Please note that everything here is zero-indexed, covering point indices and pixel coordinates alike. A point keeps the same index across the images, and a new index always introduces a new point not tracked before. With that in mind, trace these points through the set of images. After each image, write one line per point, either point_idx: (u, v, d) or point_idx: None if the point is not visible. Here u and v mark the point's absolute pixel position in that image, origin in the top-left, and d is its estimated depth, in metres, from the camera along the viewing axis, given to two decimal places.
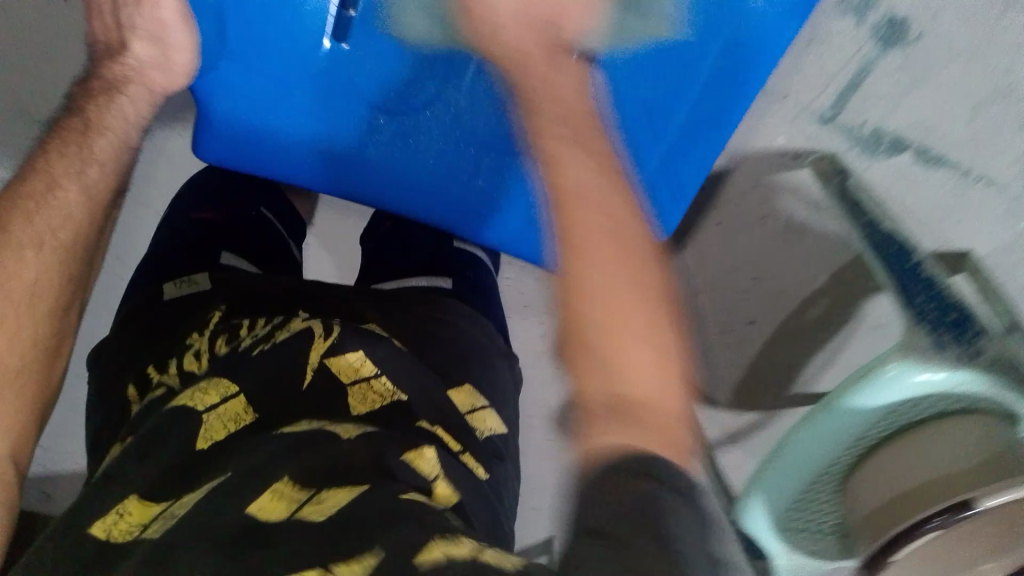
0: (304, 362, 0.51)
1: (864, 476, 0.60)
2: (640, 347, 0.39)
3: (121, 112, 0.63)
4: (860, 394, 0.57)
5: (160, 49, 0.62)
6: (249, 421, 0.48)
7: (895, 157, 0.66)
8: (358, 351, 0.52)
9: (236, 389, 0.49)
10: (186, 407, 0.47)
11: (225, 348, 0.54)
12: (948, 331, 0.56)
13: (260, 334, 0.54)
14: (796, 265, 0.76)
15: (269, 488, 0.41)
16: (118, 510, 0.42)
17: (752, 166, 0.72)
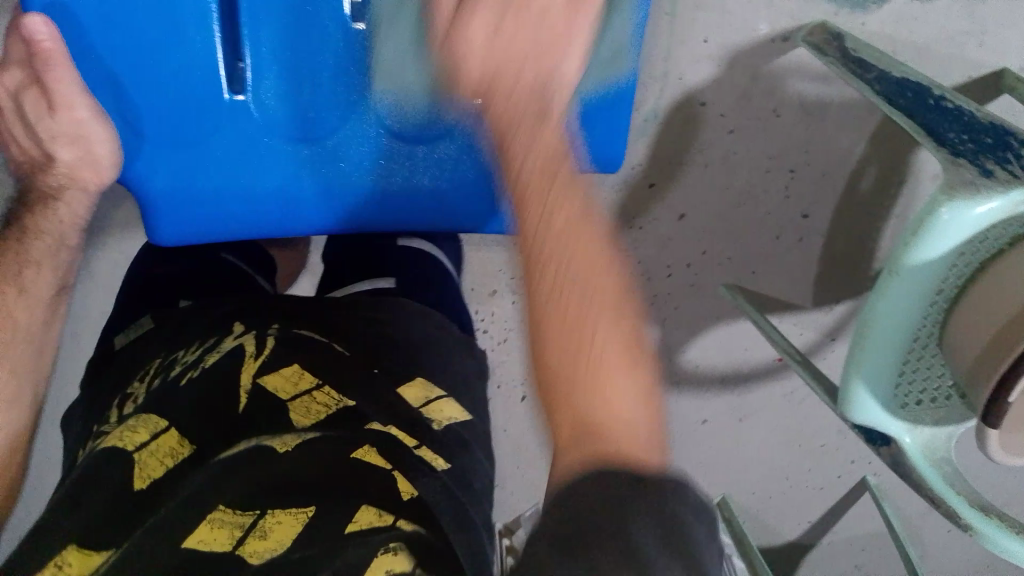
0: (237, 385, 0.50)
1: (956, 329, 0.59)
2: (618, 375, 0.40)
3: (58, 216, 0.60)
4: (922, 248, 0.54)
5: (83, 146, 0.56)
6: (187, 453, 0.46)
7: (888, 4, 0.67)
8: (293, 365, 0.52)
9: (166, 423, 0.48)
10: (115, 448, 0.45)
11: (157, 382, 0.52)
12: (990, 157, 0.54)
13: (190, 360, 0.53)
14: (832, 140, 0.74)
15: (206, 518, 0.42)
16: (56, 562, 0.41)
17: (747, 59, 0.69)
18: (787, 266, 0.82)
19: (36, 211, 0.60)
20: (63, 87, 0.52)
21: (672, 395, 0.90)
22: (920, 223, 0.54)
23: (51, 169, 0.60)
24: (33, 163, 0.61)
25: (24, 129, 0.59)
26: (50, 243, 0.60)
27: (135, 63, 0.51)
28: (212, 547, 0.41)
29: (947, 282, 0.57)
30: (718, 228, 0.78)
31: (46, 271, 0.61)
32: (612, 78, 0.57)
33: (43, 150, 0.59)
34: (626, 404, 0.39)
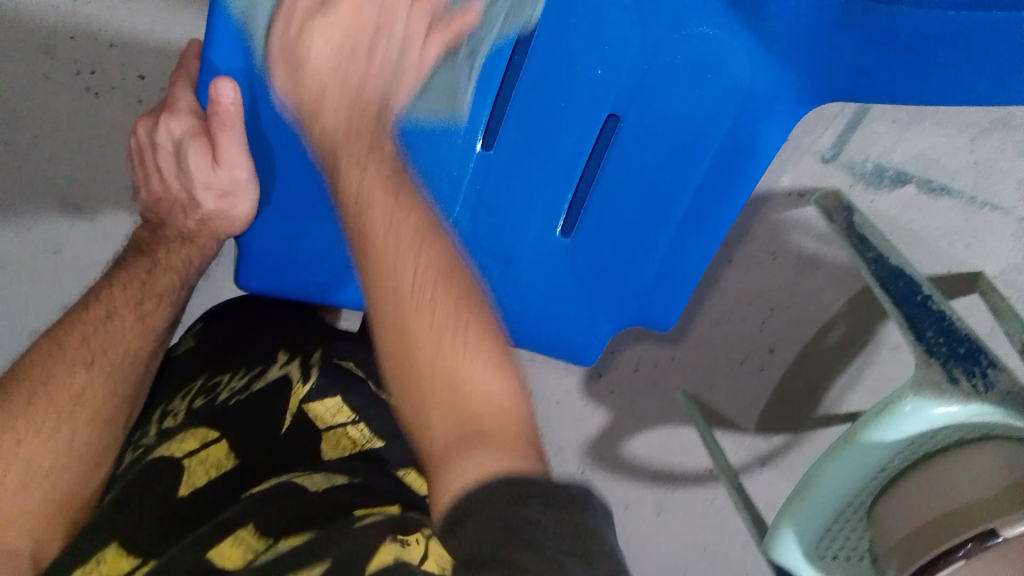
0: (285, 407, 0.65)
1: (888, 504, 0.64)
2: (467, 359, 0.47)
3: (189, 259, 0.63)
4: (881, 430, 0.59)
5: (227, 201, 0.59)
6: (230, 465, 0.60)
7: (898, 189, 0.73)
8: (335, 399, 0.66)
9: (216, 435, 0.61)
10: (167, 455, 0.58)
11: (204, 400, 0.64)
12: (959, 365, 0.59)
13: (238, 385, 0.65)
14: (816, 293, 0.79)
15: (233, 534, 0.52)
16: (97, 558, 0.51)
17: (760, 205, 0.74)
18: (746, 394, 0.86)
19: (171, 246, 0.63)
20: (229, 146, 0.55)
21: (606, 478, 0.94)
22: (885, 410, 0.59)
23: (192, 211, 0.63)
24: (172, 202, 0.64)
25: (177, 170, 0.62)
26: (174, 280, 0.63)
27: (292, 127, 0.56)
28: (225, 562, 0.50)
29: (891, 462, 0.62)
30: (694, 340, 0.82)
31: (165, 306, 0.62)
32: (694, 238, 0.62)
33: (188, 195, 0.62)
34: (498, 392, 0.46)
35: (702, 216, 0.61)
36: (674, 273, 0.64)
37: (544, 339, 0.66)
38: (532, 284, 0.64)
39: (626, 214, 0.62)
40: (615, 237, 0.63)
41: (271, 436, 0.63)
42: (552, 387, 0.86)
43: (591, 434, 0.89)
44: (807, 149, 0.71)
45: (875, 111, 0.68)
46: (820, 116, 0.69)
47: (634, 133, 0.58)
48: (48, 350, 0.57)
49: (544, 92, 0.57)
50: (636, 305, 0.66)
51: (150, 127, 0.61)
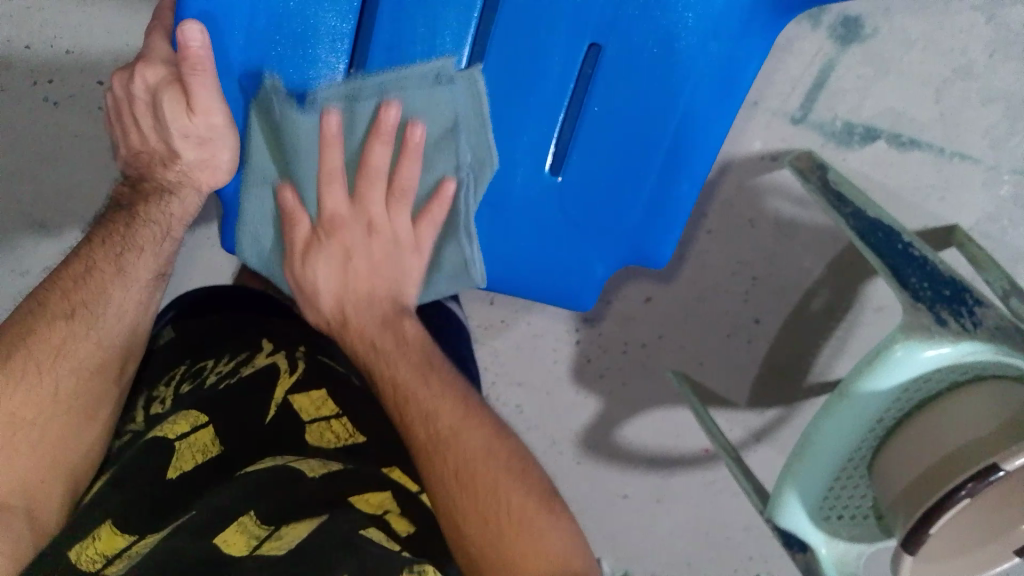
0: (274, 394, 0.65)
1: (888, 457, 0.63)
2: None
3: (172, 215, 0.62)
4: (873, 378, 0.59)
5: (207, 150, 0.58)
6: (216, 451, 0.59)
7: (869, 146, 0.73)
8: (320, 392, 0.66)
9: (205, 419, 0.60)
10: (159, 436, 0.57)
11: (190, 386, 0.64)
12: (945, 305, 0.59)
13: (223, 371, 0.65)
14: (796, 260, 0.79)
15: (236, 521, 0.51)
16: (93, 535, 0.50)
17: (737, 171, 0.75)
18: (735, 369, 0.86)
19: (150, 200, 0.61)
20: (204, 94, 0.55)
21: (601, 466, 0.92)
22: (876, 355, 0.58)
23: (171, 164, 0.60)
24: (151, 155, 0.61)
25: (153, 124, 0.59)
26: (156, 231, 0.61)
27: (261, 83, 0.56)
28: (230, 549, 0.49)
29: (889, 411, 0.62)
30: (680, 317, 0.82)
31: (150, 260, 0.61)
32: (685, 164, 0.58)
33: (167, 147, 0.60)
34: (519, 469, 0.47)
35: (690, 139, 0.57)
36: (668, 204, 0.59)
37: (539, 287, 0.63)
38: (516, 224, 0.61)
39: (615, 146, 0.57)
40: (605, 172, 0.58)
41: (258, 414, 0.63)
42: (542, 376, 0.86)
43: (584, 420, 0.88)
44: (777, 109, 0.72)
45: (840, 65, 0.69)
46: (790, 56, 0.69)
47: (614, 63, 0.55)
48: (29, 310, 0.58)
49: (525, 25, 0.55)
50: (632, 242, 0.61)
51: (126, 80, 0.58)
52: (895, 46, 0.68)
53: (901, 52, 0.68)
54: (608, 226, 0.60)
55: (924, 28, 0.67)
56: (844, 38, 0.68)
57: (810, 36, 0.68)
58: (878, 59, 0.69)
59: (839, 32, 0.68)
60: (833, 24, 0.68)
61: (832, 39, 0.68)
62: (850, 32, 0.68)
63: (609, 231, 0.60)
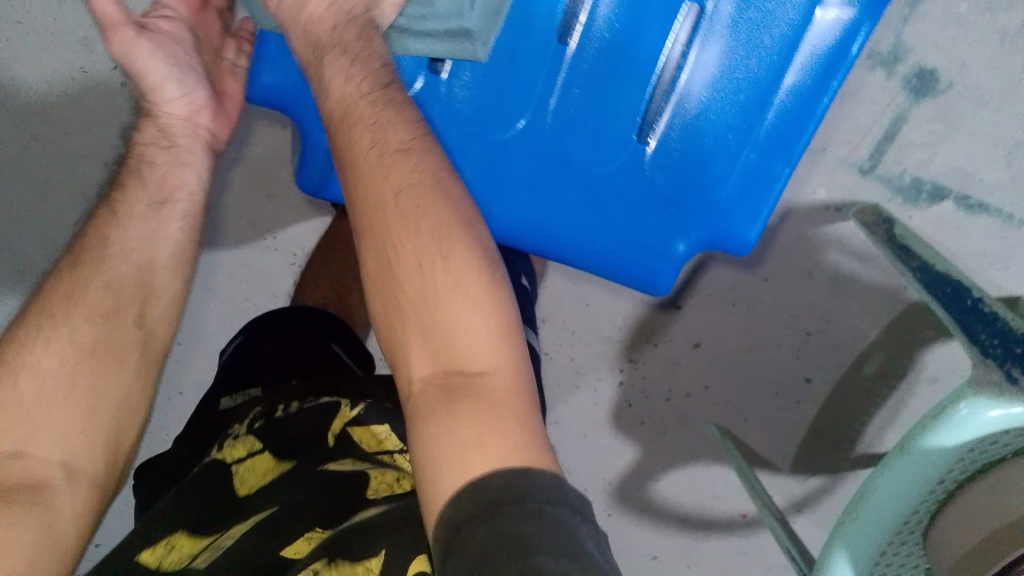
0: (328, 427, 0.61)
1: (947, 522, 0.59)
2: (466, 306, 0.43)
3: (158, 147, 0.63)
4: (936, 435, 0.56)
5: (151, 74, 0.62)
6: (286, 467, 0.59)
7: (935, 205, 0.72)
8: (384, 425, 0.60)
9: (260, 446, 0.61)
10: (218, 460, 0.60)
11: (257, 421, 0.63)
12: (1016, 366, 0.56)
13: (289, 408, 0.63)
14: (853, 318, 0.77)
15: (303, 535, 0.52)
16: (169, 541, 0.53)
17: (796, 219, 0.72)
18: (780, 431, 0.83)
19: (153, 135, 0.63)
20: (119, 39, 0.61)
21: (633, 522, 0.88)
22: (939, 412, 0.56)
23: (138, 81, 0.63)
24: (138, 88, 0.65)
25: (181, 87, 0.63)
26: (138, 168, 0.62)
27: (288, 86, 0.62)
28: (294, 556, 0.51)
29: (949, 473, 0.58)
30: (726, 369, 0.79)
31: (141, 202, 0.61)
32: (779, 147, 0.55)
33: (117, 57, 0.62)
34: (489, 355, 0.43)
35: (784, 125, 0.55)
36: (754, 190, 0.57)
37: (611, 269, 0.61)
38: (596, 198, 0.59)
39: (699, 133, 0.56)
40: (692, 158, 0.57)
41: (321, 447, 0.60)
42: (579, 418, 0.83)
43: (619, 468, 0.85)
44: (844, 157, 0.70)
45: (910, 118, 0.68)
46: (859, 104, 0.68)
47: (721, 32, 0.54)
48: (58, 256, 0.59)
49: None
50: (714, 228, 0.58)
51: None
52: (966, 103, 0.67)
53: (972, 111, 0.67)
54: (693, 207, 0.58)
55: (998, 87, 0.66)
56: (918, 91, 0.67)
57: (880, 80, 0.67)
58: (949, 115, 0.68)
59: (913, 83, 0.67)
60: (907, 76, 0.67)
61: (905, 92, 0.68)
62: (924, 85, 0.67)
63: (694, 212, 0.58)
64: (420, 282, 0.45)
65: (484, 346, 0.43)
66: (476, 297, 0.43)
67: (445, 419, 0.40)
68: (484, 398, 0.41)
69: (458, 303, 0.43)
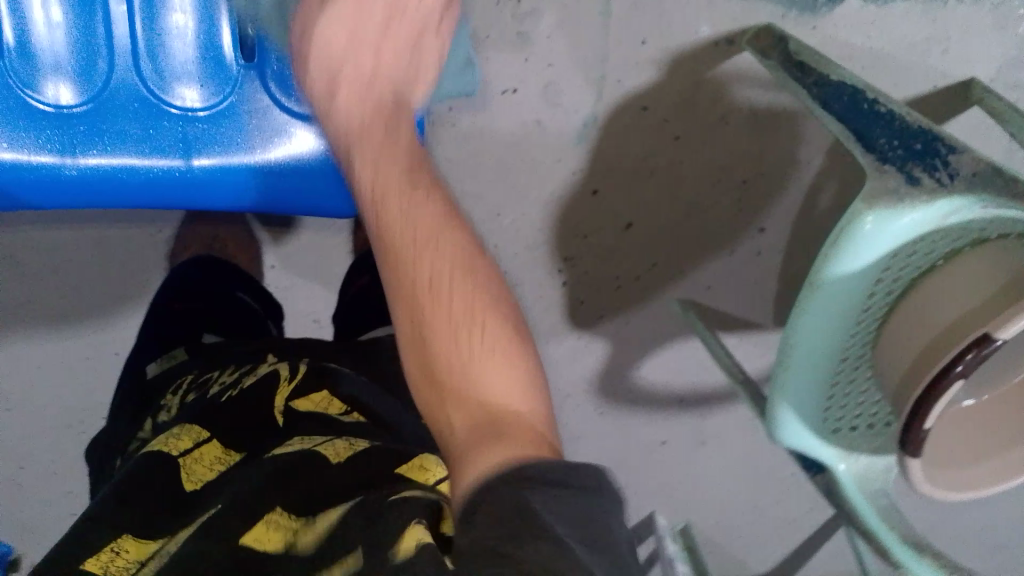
0: (271, 405, 0.52)
1: (884, 350, 0.54)
2: (491, 326, 0.42)
3: None
4: (840, 260, 0.51)
5: None
6: (234, 459, 0.48)
7: (840, 7, 0.64)
8: (324, 390, 0.53)
9: (208, 433, 0.49)
10: (161, 451, 0.47)
11: (193, 397, 0.54)
12: (917, 164, 0.50)
13: (226, 381, 0.55)
14: (787, 152, 0.71)
15: (262, 519, 0.41)
16: (114, 547, 0.41)
17: (687, 66, 0.66)
18: (748, 288, 0.78)
19: None
20: None
21: (624, 415, 0.85)
22: (840, 233, 0.50)
23: None
24: None
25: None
26: None
27: None
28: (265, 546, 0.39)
29: (873, 297, 0.53)
30: (670, 239, 0.75)
31: None
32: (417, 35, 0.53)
33: None
34: (506, 378, 0.40)
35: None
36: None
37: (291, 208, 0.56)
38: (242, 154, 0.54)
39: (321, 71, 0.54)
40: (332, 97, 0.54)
41: (266, 426, 0.51)
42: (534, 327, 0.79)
43: (593, 367, 0.82)
44: None
45: None
46: None
47: None
48: None
49: None
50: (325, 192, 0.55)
51: None
52: None
53: None
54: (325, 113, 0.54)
55: None
56: None
57: None
58: None
59: None
60: None
61: None
62: None
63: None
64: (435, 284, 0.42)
65: (494, 352, 0.41)
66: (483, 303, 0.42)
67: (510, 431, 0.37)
68: (493, 357, 0.41)
69: (486, 325, 0.42)
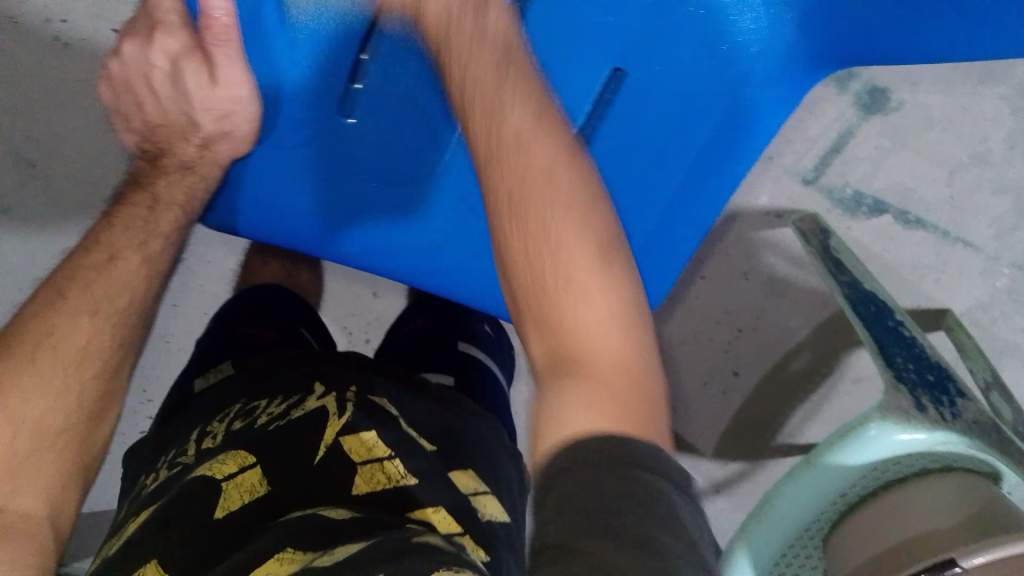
0: (320, 439, 0.52)
1: (847, 533, 0.61)
2: (595, 303, 0.40)
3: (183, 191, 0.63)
4: (842, 453, 0.58)
5: (224, 125, 0.63)
6: (263, 493, 0.49)
7: (875, 219, 0.73)
8: (372, 431, 0.52)
9: (253, 460, 0.50)
10: (205, 477, 0.49)
11: (241, 423, 0.54)
12: (926, 392, 0.58)
13: (275, 411, 0.54)
14: (784, 320, 0.78)
15: (274, 556, 0.42)
16: None
17: (742, 223, 0.76)
18: (709, 418, 0.83)
19: (163, 174, 0.64)
20: (227, 67, 0.61)
21: None
22: (849, 430, 0.57)
23: (191, 137, 0.64)
24: (171, 129, 0.65)
25: (171, 92, 0.64)
26: (175, 216, 0.62)
27: (266, 151, 0.64)
28: None
29: (852, 487, 0.60)
30: (660, 360, 0.82)
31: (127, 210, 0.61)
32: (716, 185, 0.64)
33: (186, 118, 0.64)
34: (614, 347, 0.40)
35: (724, 153, 0.64)
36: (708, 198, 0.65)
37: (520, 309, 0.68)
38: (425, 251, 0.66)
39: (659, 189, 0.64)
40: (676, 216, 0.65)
41: (305, 465, 0.50)
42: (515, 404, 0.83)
43: None
44: (791, 166, 0.74)
45: (858, 133, 0.72)
46: (811, 115, 0.73)
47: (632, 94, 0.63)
48: (47, 299, 0.54)
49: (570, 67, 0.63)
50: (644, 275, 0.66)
51: (140, 48, 0.63)
52: (913, 120, 0.71)
53: (922, 131, 0.71)
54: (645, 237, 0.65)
55: (947, 109, 0.70)
56: (867, 108, 0.72)
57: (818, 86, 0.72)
58: (898, 132, 0.71)
59: (863, 99, 0.71)
60: (859, 92, 0.72)
61: (833, 85, 0.72)
62: (874, 102, 0.71)
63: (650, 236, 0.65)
64: (582, 320, 0.40)
65: (618, 361, 0.40)
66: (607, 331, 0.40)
67: (579, 408, 0.38)
68: (603, 393, 0.38)
69: (587, 311, 0.40)
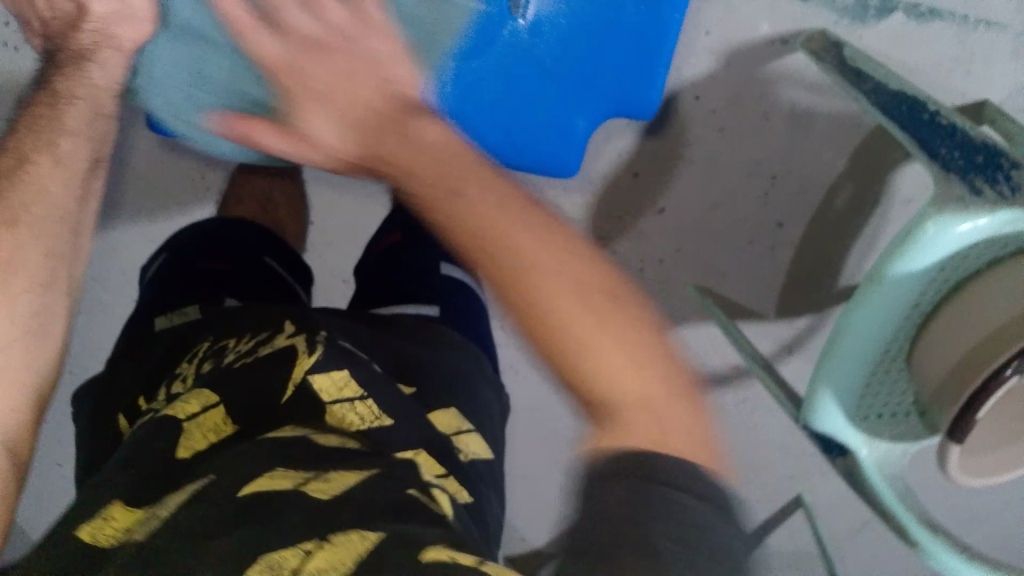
0: (287, 377, 0.50)
1: (929, 341, 0.58)
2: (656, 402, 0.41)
3: None
4: (905, 259, 0.54)
5: None
6: (229, 431, 0.48)
7: (886, 21, 0.68)
8: (342, 370, 0.50)
9: (217, 399, 0.49)
10: (168, 416, 0.48)
11: (209, 365, 0.54)
12: (978, 175, 0.53)
13: (243, 347, 0.54)
14: (817, 154, 0.73)
15: (265, 473, 0.42)
16: (103, 515, 0.41)
17: (744, 59, 0.70)
18: (758, 274, 0.81)
19: None
20: None
21: None
22: (906, 234, 0.54)
23: None
24: None
25: None
26: None
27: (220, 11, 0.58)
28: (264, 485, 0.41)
29: (924, 295, 0.57)
30: (696, 229, 0.79)
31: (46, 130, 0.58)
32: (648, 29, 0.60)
33: None
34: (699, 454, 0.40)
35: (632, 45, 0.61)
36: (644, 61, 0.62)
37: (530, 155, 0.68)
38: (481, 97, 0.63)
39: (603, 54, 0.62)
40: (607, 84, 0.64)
41: (274, 403, 0.49)
42: None
43: None
44: None
45: None
46: None
47: None
48: None
49: None
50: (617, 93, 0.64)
51: None
52: None
53: None
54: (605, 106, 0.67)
55: None
56: None
57: None
58: None
59: None
60: None
61: None
62: None
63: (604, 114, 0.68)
64: (604, 357, 0.42)
65: (648, 398, 0.42)
66: (635, 362, 0.42)
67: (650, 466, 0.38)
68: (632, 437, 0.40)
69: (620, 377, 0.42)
